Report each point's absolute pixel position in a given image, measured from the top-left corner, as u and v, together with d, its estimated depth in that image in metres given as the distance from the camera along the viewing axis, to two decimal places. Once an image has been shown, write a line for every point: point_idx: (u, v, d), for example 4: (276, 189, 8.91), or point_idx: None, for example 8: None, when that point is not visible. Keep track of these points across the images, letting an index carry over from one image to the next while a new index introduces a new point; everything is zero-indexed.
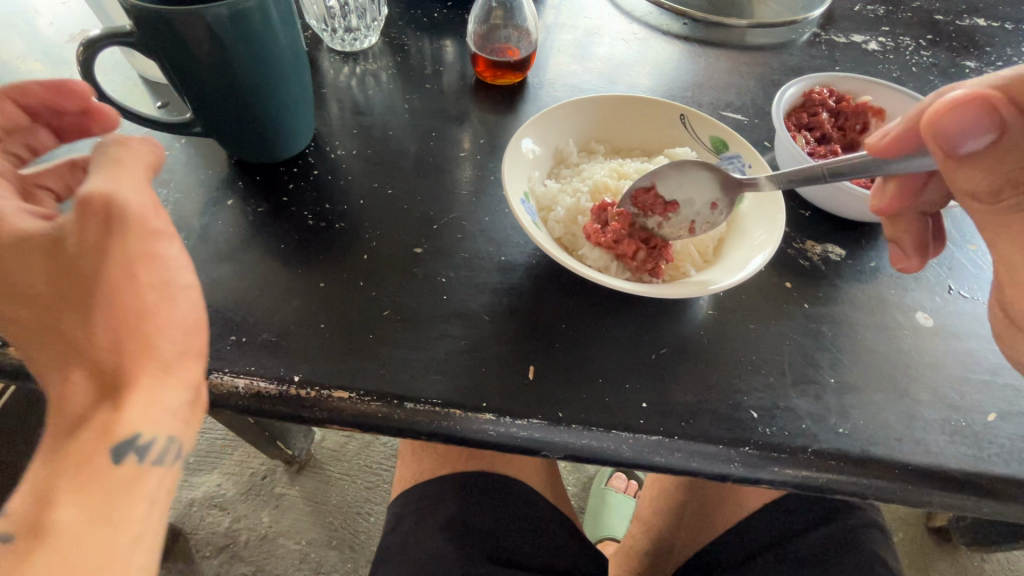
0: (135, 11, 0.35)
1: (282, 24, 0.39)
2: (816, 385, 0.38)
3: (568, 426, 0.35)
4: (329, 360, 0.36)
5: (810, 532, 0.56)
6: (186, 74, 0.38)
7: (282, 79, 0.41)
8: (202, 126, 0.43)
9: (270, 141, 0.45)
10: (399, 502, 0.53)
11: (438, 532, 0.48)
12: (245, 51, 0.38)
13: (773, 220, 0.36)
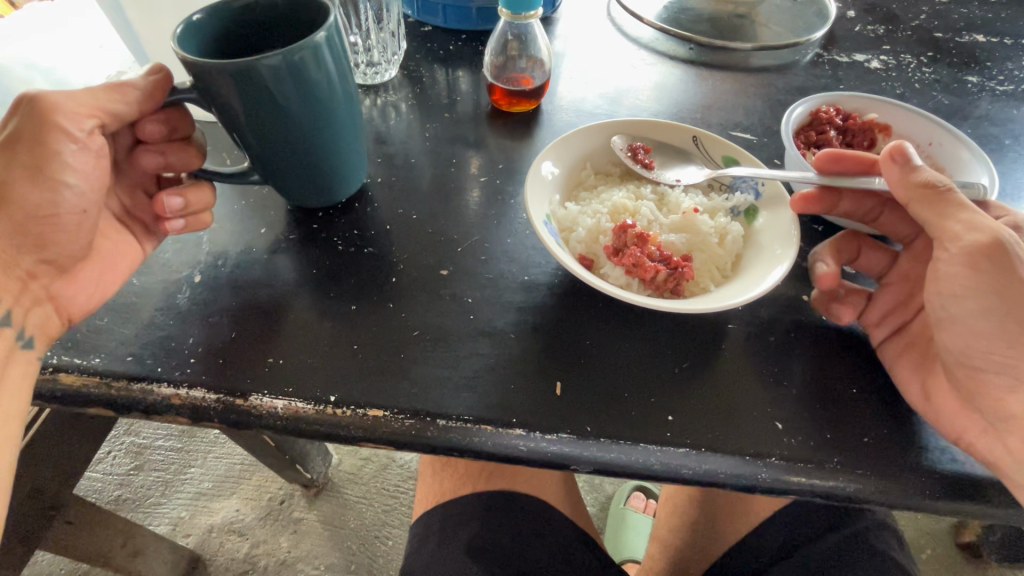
0: (196, 68, 0.35)
1: (334, 67, 0.40)
2: (838, 395, 0.39)
3: (597, 440, 0.36)
4: (364, 379, 0.38)
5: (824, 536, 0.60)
6: (243, 125, 0.39)
7: (336, 120, 0.42)
8: (259, 174, 0.43)
9: (321, 183, 0.45)
10: (422, 521, 0.53)
11: (462, 550, 0.49)
12: (303, 100, 0.39)
13: (790, 235, 0.38)
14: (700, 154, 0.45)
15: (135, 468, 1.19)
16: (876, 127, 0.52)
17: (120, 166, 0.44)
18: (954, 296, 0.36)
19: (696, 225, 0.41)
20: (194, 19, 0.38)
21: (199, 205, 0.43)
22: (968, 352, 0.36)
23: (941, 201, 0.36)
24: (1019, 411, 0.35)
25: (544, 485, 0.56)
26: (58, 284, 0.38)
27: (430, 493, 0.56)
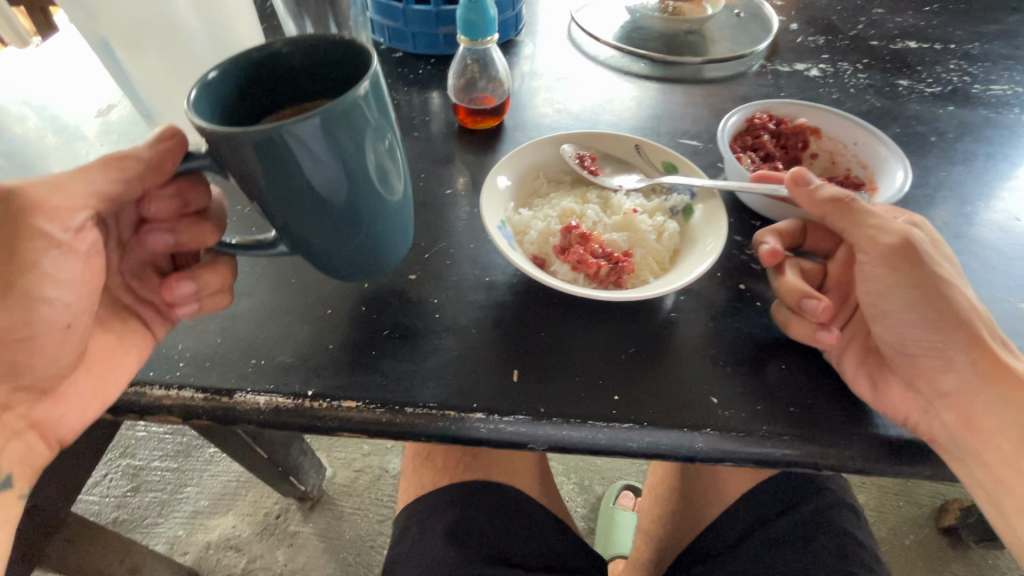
0: (217, 136, 0.31)
1: (379, 131, 0.35)
2: (769, 372, 0.43)
3: (549, 420, 0.40)
4: (338, 375, 0.41)
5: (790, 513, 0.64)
6: (266, 193, 0.34)
7: (376, 190, 0.37)
8: (288, 244, 0.39)
9: (365, 253, 0.40)
10: (404, 513, 0.56)
11: (441, 534, 0.52)
12: (334, 166, 0.33)
13: (719, 230, 0.42)
14: (643, 160, 0.50)
15: (132, 490, 1.21)
16: (807, 130, 0.57)
17: (127, 246, 0.44)
18: (880, 293, 0.42)
19: (635, 224, 0.45)
20: (210, 77, 0.35)
21: (213, 287, 0.42)
22: (901, 341, 0.42)
23: (846, 208, 0.43)
24: (950, 387, 0.41)
25: (519, 475, 0.59)
26: (41, 407, 0.38)
27: (412, 486, 0.60)
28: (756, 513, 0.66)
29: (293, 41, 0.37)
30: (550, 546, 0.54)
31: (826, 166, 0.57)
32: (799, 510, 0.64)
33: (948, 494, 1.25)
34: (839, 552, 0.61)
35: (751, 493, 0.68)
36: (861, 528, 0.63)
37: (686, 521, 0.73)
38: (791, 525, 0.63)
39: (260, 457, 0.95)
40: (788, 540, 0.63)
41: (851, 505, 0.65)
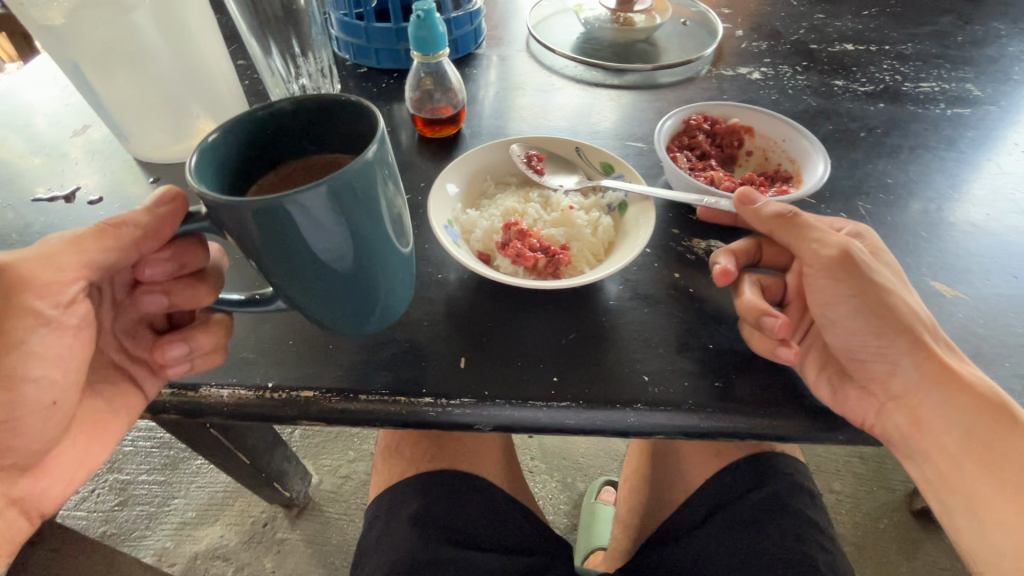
0: (221, 203, 0.30)
1: (384, 193, 0.35)
2: (699, 351, 0.46)
3: (493, 401, 0.43)
4: (297, 367, 0.44)
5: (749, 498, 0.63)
6: (263, 255, 0.34)
7: (380, 249, 0.37)
8: (286, 301, 0.38)
9: (368, 309, 0.40)
10: (373, 504, 0.59)
11: (406, 521, 0.55)
12: (340, 228, 0.33)
13: (647, 224, 0.46)
14: (584, 161, 0.53)
15: (120, 504, 1.22)
16: (740, 129, 0.61)
17: (121, 305, 0.44)
18: (827, 303, 0.44)
19: (572, 220, 0.49)
20: (210, 140, 0.35)
21: (207, 348, 0.42)
22: (850, 348, 0.44)
23: (789, 222, 0.45)
24: (900, 389, 0.43)
25: (483, 465, 0.62)
26: (24, 482, 0.39)
27: (382, 479, 0.62)
28: (715, 498, 0.65)
29: (295, 101, 0.38)
30: (512, 529, 0.56)
31: (760, 161, 0.61)
32: (757, 494, 0.62)
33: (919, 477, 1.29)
34: (795, 536, 0.59)
35: (713, 479, 0.66)
36: (819, 513, 0.62)
37: (654, 512, 0.72)
38: (749, 509, 0.61)
39: (244, 463, 0.97)
40: (745, 523, 0.60)
41: (811, 491, 0.63)
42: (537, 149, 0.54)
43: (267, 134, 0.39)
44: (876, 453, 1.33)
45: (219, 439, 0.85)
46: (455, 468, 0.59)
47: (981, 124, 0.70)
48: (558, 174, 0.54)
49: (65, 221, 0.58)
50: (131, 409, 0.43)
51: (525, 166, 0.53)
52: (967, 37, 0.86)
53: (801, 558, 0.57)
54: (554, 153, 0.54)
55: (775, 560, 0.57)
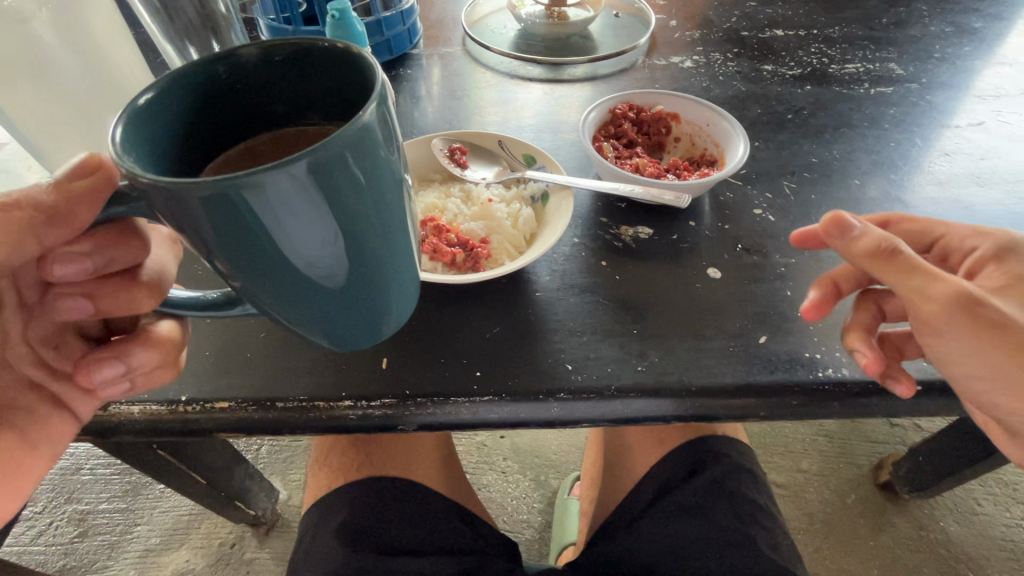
0: (167, 186, 0.26)
1: (385, 177, 0.30)
2: (622, 337, 0.46)
3: (414, 400, 0.42)
4: (211, 377, 0.43)
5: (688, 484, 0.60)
6: (221, 251, 0.29)
7: (378, 246, 0.31)
8: (255, 306, 0.33)
9: (365, 315, 0.35)
10: (307, 515, 0.57)
11: (338, 528, 0.53)
12: (323, 216, 0.28)
13: (563, 217, 0.46)
14: (506, 153, 0.53)
15: (79, 535, 1.18)
16: (666, 115, 0.62)
17: (36, 310, 0.40)
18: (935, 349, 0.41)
19: (492, 213, 0.49)
20: (141, 102, 0.30)
21: (142, 367, 0.37)
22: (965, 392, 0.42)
23: (897, 265, 0.38)
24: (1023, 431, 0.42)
25: (418, 466, 0.62)
26: None
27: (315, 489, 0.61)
28: (657, 484, 0.62)
29: (263, 52, 0.33)
30: (454, 528, 0.56)
31: (688, 147, 0.62)
32: (700, 476, 0.60)
33: (882, 452, 1.31)
34: (735, 516, 0.57)
35: (660, 464, 0.63)
36: (761, 492, 0.60)
37: (605, 506, 0.69)
38: (692, 493, 0.59)
39: (200, 483, 0.94)
40: (687, 506, 0.58)
41: (753, 471, 0.61)
42: (459, 141, 0.54)
43: (228, 91, 0.35)
44: (842, 431, 1.35)
45: (168, 460, 0.82)
46: (387, 471, 0.59)
47: (903, 102, 0.71)
48: (481, 167, 0.54)
49: None
50: (58, 430, 0.40)
51: (447, 161, 0.53)
52: (891, 19, 0.88)
53: (742, 540, 0.56)
54: (477, 146, 0.54)
55: (715, 543, 0.56)
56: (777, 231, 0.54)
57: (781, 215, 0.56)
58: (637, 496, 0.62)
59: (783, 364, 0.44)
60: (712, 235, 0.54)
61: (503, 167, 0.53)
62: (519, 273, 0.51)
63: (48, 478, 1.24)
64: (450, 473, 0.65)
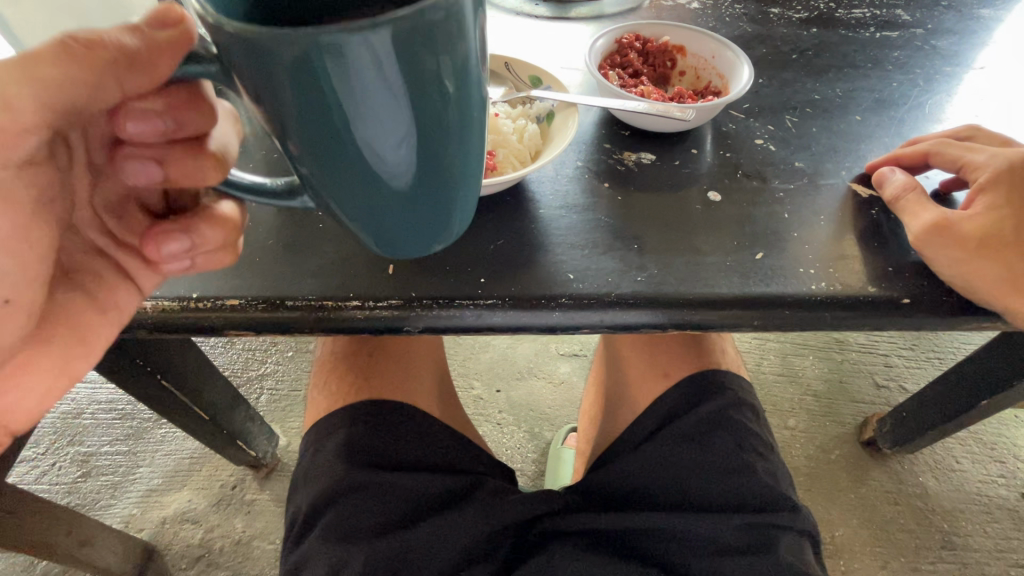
0: (252, 45, 0.24)
1: (469, 81, 0.28)
2: (622, 251, 0.47)
3: (419, 302, 0.43)
4: (221, 278, 0.44)
5: (689, 413, 0.61)
6: (292, 129, 0.28)
7: (447, 155, 0.30)
8: (312, 193, 0.33)
9: (419, 218, 0.34)
10: (307, 435, 0.58)
11: (339, 445, 0.55)
12: (404, 112, 0.27)
13: (568, 130, 0.47)
14: (511, 76, 0.54)
15: (82, 475, 1.20)
16: (672, 48, 0.62)
17: (98, 170, 0.37)
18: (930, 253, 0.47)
19: (499, 127, 0.49)
20: None
21: (210, 242, 0.38)
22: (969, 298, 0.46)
23: (904, 200, 0.48)
24: None
25: (416, 394, 0.64)
26: None
27: (314, 412, 0.62)
28: (658, 418, 0.62)
29: None
30: (455, 448, 0.58)
31: (693, 81, 0.62)
32: (702, 407, 0.61)
33: (866, 411, 1.35)
34: (737, 446, 0.57)
35: (659, 399, 0.65)
36: (760, 425, 0.61)
37: (602, 442, 0.71)
38: (693, 422, 0.60)
39: (203, 420, 0.96)
40: (690, 436, 0.59)
41: (754, 408, 0.62)
42: None
43: None
44: (829, 390, 1.39)
45: (172, 392, 0.84)
46: (383, 395, 0.61)
47: (907, 46, 0.71)
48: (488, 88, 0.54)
49: None
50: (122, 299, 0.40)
51: None
52: None
53: (742, 465, 0.56)
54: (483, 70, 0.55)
55: (714, 468, 0.56)
56: (777, 160, 0.55)
57: (781, 146, 0.57)
58: (639, 427, 0.62)
59: (779, 277, 0.45)
60: (712, 162, 0.55)
61: (508, 88, 0.54)
62: (521, 192, 0.52)
63: (49, 421, 1.25)
64: (447, 402, 0.68)
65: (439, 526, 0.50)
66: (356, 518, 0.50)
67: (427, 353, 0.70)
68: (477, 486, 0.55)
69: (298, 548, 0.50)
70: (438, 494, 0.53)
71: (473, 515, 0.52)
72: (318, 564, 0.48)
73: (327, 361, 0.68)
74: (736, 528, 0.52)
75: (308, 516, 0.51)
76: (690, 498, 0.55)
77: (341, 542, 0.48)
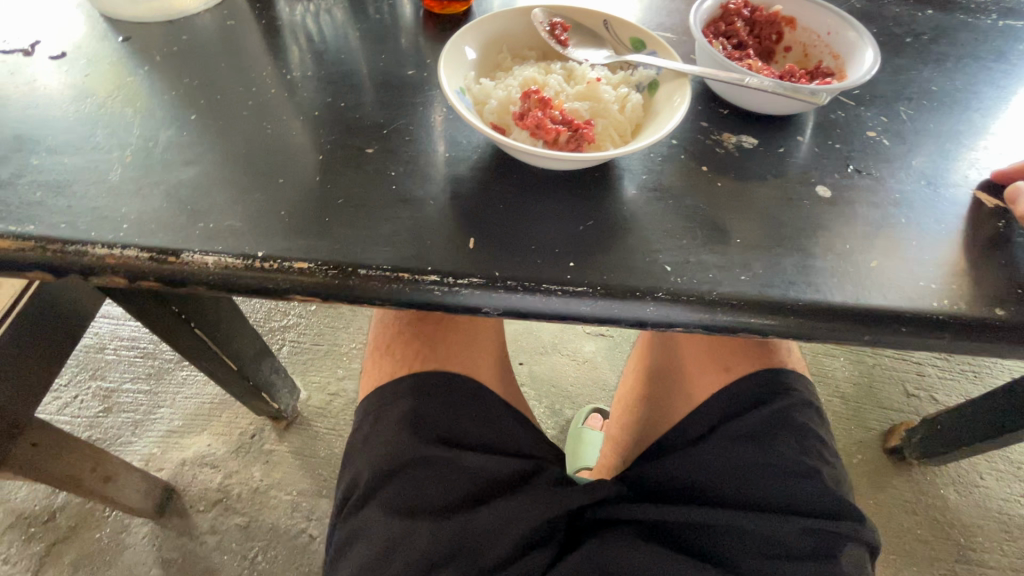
0: None
1: None
2: (723, 244, 0.43)
3: (503, 283, 0.40)
4: (288, 238, 0.41)
5: (755, 411, 0.57)
6: None
7: None
8: None
9: None
10: (360, 404, 0.55)
11: (401, 416, 0.52)
12: None
13: (679, 105, 0.42)
14: (610, 37, 0.48)
15: (104, 410, 1.16)
16: (782, 19, 0.55)
17: None
18: None
19: (599, 94, 0.44)
20: None
21: None
22: None
23: None
24: None
25: (475, 368, 0.61)
26: None
27: (372, 381, 0.59)
28: (715, 416, 0.58)
29: None
30: (506, 430, 0.54)
31: (798, 59, 0.56)
32: (768, 405, 0.57)
33: (895, 419, 1.32)
34: (801, 450, 0.53)
35: (719, 393, 0.60)
36: (824, 428, 0.57)
37: (650, 430, 0.68)
38: (758, 421, 0.55)
39: (230, 369, 0.94)
40: (750, 436, 0.55)
41: (818, 410, 0.58)
42: (561, 17, 0.49)
43: None
44: (858, 394, 1.35)
45: (204, 340, 0.81)
46: (448, 369, 0.58)
47: None
48: (582, 47, 0.49)
49: (20, 76, 0.50)
50: None
51: (547, 36, 0.48)
52: None
53: (807, 470, 0.52)
54: (579, 27, 0.49)
55: (779, 471, 0.52)
56: (891, 157, 0.50)
57: (896, 140, 0.52)
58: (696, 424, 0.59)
59: (895, 290, 0.41)
60: (817, 151, 0.50)
61: (606, 50, 0.48)
62: (610, 168, 0.47)
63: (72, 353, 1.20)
64: (505, 380, 0.64)
65: (502, 514, 0.48)
66: (415, 495, 0.48)
67: (490, 332, 0.66)
68: (538, 472, 0.52)
69: (351, 520, 0.48)
70: (495, 479, 0.50)
71: (534, 505, 0.49)
72: (373, 539, 0.46)
73: (388, 325, 0.65)
74: (799, 533, 0.48)
75: (363, 488, 0.49)
76: (750, 498, 0.51)
77: (400, 519, 0.46)
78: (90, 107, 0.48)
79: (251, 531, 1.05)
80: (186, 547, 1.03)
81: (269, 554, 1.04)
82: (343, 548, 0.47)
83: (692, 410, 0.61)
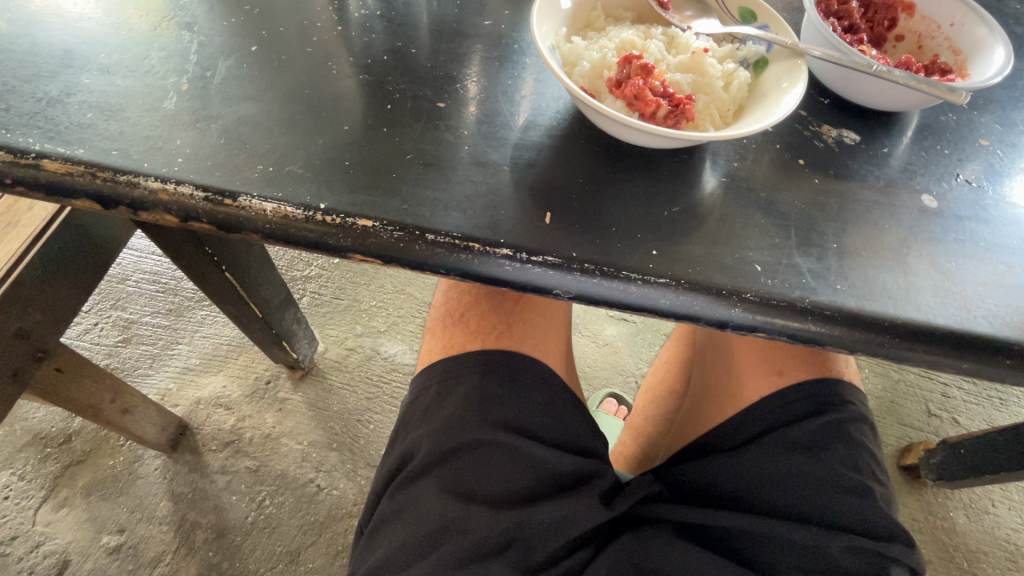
0: None
1: None
2: (818, 248, 0.39)
3: (580, 266, 0.37)
4: (352, 192, 0.38)
5: (806, 422, 0.54)
6: None
7: None
8: None
9: None
10: (421, 375, 0.54)
11: (462, 396, 0.51)
12: None
13: (791, 88, 0.38)
14: (718, 3, 0.44)
15: (123, 341, 1.15)
16: (899, 4, 0.50)
17: None
18: None
19: (704, 67, 0.40)
20: None
21: None
22: None
23: None
24: None
25: (546, 350, 0.60)
26: None
27: (439, 347, 0.59)
28: (763, 421, 0.56)
29: None
30: (561, 421, 0.52)
31: (911, 50, 0.51)
32: (821, 417, 0.54)
33: (913, 437, 1.21)
34: (854, 467, 0.51)
35: (770, 399, 0.57)
36: (876, 445, 0.54)
37: (686, 426, 0.66)
38: (809, 432, 0.53)
39: (255, 315, 0.92)
40: (800, 447, 0.52)
41: (874, 427, 0.55)
42: None
43: None
44: (878, 407, 1.24)
45: (232, 283, 0.79)
46: (521, 349, 0.57)
47: None
48: (685, 13, 0.45)
49: None
50: None
51: None
52: None
53: (859, 488, 0.50)
54: None
55: (828, 487, 0.50)
56: (1008, 171, 0.46)
57: (1011, 152, 0.47)
58: (742, 428, 0.56)
59: (1005, 318, 0.38)
60: (925, 154, 0.46)
61: (711, 17, 0.44)
62: (698, 149, 0.43)
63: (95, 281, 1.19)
64: (564, 368, 0.62)
65: (556, 512, 0.47)
66: (469, 479, 0.47)
67: (558, 319, 0.64)
68: (596, 476, 0.51)
69: (401, 493, 0.47)
70: (552, 475, 0.49)
71: (587, 507, 0.48)
72: (425, 517, 0.45)
73: (464, 294, 0.64)
74: (845, 549, 0.46)
75: (416, 464, 0.48)
76: (794, 510, 0.49)
77: (454, 501, 0.46)
78: (145, 26, 0.44)
79: (260, 476, 1.04)
80: (195, 484, 1.02)
81: (276, 500, 1.03)
82: (387, 519, 0.47)
83: (739, 413, 0.58)
